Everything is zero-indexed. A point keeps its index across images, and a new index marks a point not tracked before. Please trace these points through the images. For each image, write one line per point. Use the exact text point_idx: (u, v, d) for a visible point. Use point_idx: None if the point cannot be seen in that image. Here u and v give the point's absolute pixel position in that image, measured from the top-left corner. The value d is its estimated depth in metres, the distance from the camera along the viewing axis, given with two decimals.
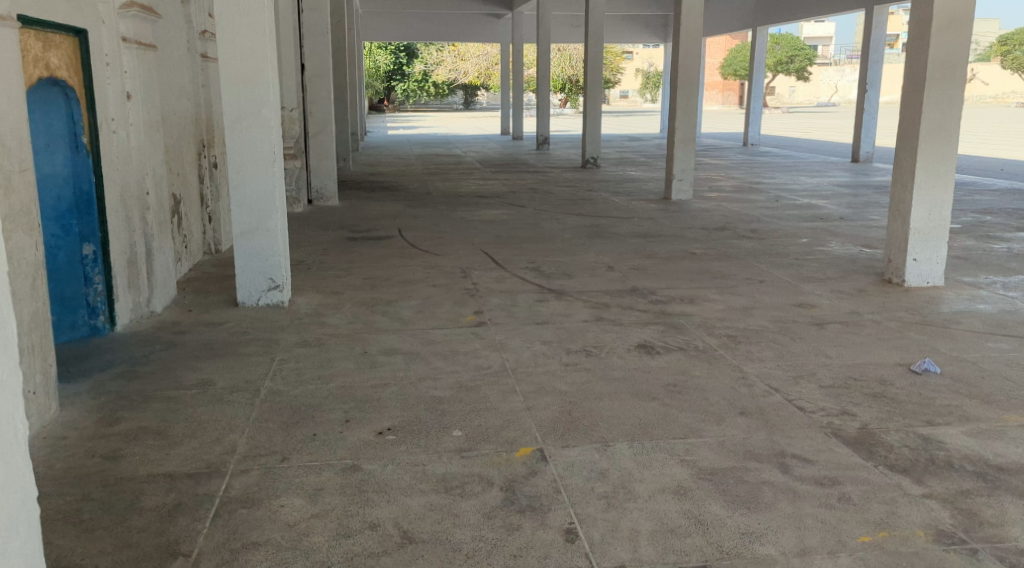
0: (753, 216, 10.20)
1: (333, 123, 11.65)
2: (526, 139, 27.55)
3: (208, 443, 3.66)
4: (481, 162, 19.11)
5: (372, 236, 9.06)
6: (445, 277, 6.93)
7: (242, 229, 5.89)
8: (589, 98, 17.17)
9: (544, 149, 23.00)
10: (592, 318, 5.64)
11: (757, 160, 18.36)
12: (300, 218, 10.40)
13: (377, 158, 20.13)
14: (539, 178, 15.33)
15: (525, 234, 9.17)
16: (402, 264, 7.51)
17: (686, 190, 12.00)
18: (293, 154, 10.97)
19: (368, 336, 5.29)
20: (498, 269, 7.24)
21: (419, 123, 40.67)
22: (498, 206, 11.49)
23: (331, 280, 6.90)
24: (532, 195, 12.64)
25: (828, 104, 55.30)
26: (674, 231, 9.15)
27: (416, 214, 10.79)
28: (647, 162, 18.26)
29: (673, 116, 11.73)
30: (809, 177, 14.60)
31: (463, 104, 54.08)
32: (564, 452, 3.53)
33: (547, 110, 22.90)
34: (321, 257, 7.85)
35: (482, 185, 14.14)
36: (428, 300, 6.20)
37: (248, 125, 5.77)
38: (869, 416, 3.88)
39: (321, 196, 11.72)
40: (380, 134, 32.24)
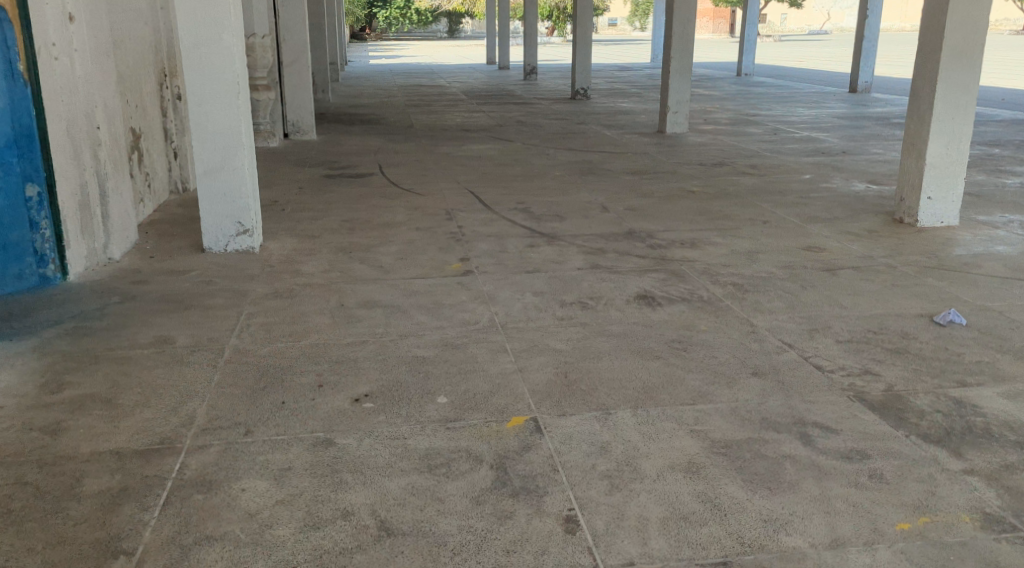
0: (752, 151, 9.77)
1: (309, 52, 11.04)
2: (513, 69, 26.78)
3: (163, 412, 3.30)
4: (467, 93, 18.48)
5: (351, 174, 8.60)
6: (429, 220, 6.51)
7: (206, 168, 5.42)
8: (578, 26, 16.50)
9: (531, 80, 22.31)
10: (587, 265, 5.26)
11: (752, 90, 17.81)
12: (276, 154, 9.90)
13: (359, 90, 19.45)
14: (527, 110, 14.78)
15: (513, 171, 8.73)
16: (383, 205, 7.08)
17: (681, 122, 11.51)
18: (267, 86, 10.40)
19: (345, 286, 4.90)
20: (486, 211, 6.82)
21: (402, 53, 39.57)
22: (484, 141, 11.00)
23: (307, 223, 6.48)
24: (520, 129, 12.14)
25: (821, 32, 54.20)
26: (670, 167, 8.73)
27: (398, 150, 10.30)
28: (639, 93, 17.69)
29: (668, 45, 11.16)
30: (807, 109, 14.12)
31: (448, 33, 52.67)
32: (560, 422, 3.18)
33: (534, 39, 22.14)
34: (296, 197, 7.40)
35: (468, 118, 13.59)
36: (411, 245, 5.80)
37: (208, 52, 5.25)
38: (894, 377, 3.54)
39: (298, 132, 11.15)
40: (363, 65, 31.29)
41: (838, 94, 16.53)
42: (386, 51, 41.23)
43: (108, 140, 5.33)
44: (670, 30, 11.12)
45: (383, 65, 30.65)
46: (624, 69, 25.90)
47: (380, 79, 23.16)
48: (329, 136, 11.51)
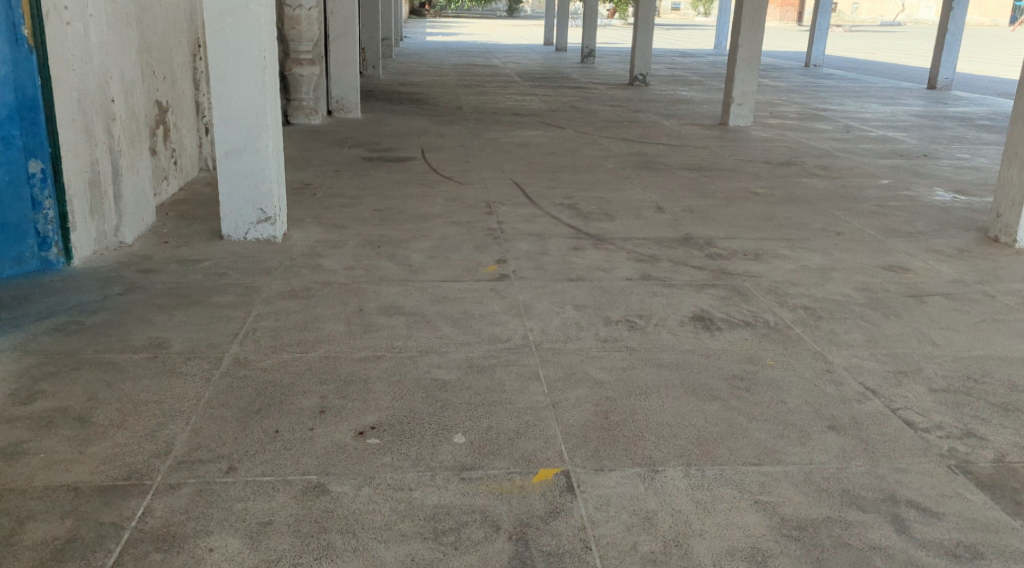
0: (822, 150, 9.08)
1: (356, 25, 10.57)
2: (571, 51, 26.09)
3: (138, 436, 2.80)
4: (521, 75, 17.90)
5: (392, 157, 8.14)
6: (469, 214, 6.02)
7: (227, 149, 4.97)
8: (640, 8, 15.78)
9: (589, 63, 21.62)
10: (638, 276, 4.72)
11: (822, 82, 16.96)
12: (317, 132, 9.48)
13: (411, 67, 18.98)
14: (582, 95, 14.16)
15: (564, 162, 8.18)
16: (421, 194, 6.60)
17: (746, 115, 10.79)
18: (311, 60, 9.97)
19: (368, 287, 4.43)
20: (530, 207, 6.31)
21: (458, 30, 39.06)
22: (535, 126, 10.47)
23: (338, 210, 6.02)
24: (574, 115, 11.55)
25: (893, 24, 52.25)
26: (734, 165, 8.09)
27: (444, 133, 9.81)
28: (700, 81, 16.95)
29: (737, 32, 10.47)
30: (881, 106, 13.31)
31: (507, 11, 51.97)
32: (598, 480, 2.67)
33: (595, 20, 21.41)
34: (330, 181, 6.96)
35: (520, 101, 13.06)
36: (445, 243, 5.32)
37: (234, 22, 4.79)
38: (1002, 444, 2.96)
39: (342, 109, 10.77)
40: (418, 40, 30.85)
41: (915, 90, 15.59)
42: (444, 28, 40.73)
43: (125, 113, 4.91)
44: (739, 16, 10.43)
45: (439, 42, 30.18)
46: (686, 55, 25.03)
47: (433, 56, 22.68)
48: (373, 115, 11.07)
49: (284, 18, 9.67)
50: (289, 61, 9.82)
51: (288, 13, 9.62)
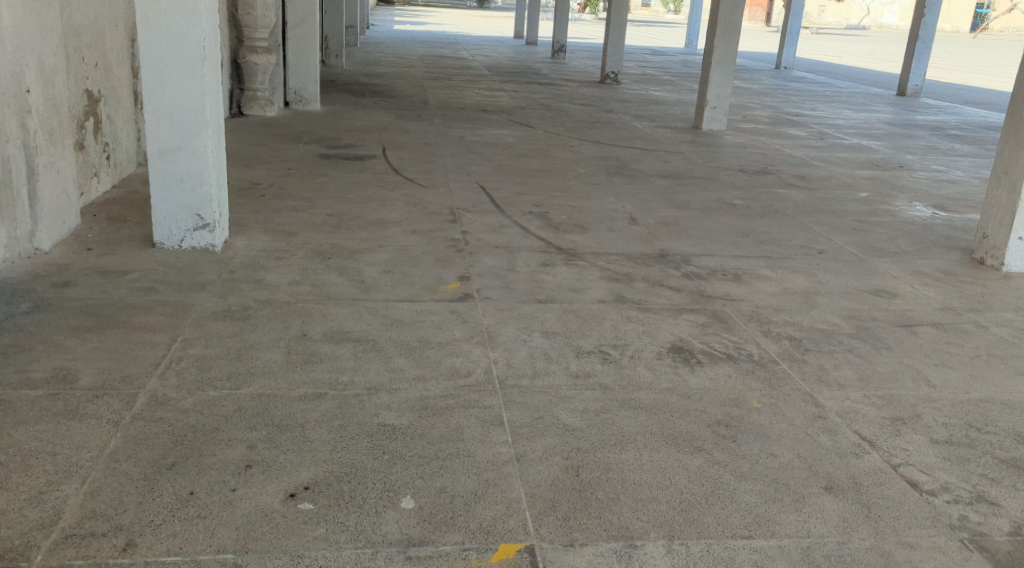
0: (797, 158, 8.81)
1: (317, 14, 10.08)
2: (541, 46, 25.71)
3: (23, 500, 2.38)
4: (489, 69, 17.47)
5: (350, 156, 7.70)
6: (429, 222, 5.62)
7: (161, 148, 4.52)
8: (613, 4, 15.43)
9: (558, 59, 21.26)
10: (611, 298, 4.37)
11: (793, 85, 16.78)
12: (272, 126, 9.00)
13: (376, 57, 18.46)
14: (552, 92, 13.79)
15: (532, 165, 7.80)
16: (379, 197, 6.19)
17: (720, 119, 10.52)
18: (267, 49, 9.47)
19: (315, 307, 4.02)
20: (495, 215, 5.93)
21: (427, 20, 38.43)
22: (502, 125, 10.08)
23: (287, 215, 5.59)
24: (543, 113, 11.18)
25: (860, 27, 52.62)
26: (708, 172, 7.79)
27: (407, 129, 9.38)
28: (671, 81, 16.68)
29: (713, 33, 10.19)
30: (854, 112, 13.13)
31: (477, 2, 51.41)
32: (566, 558, 2.30)
33: (565, 15, 21.04)
34: (282, 180, 6.51)
35: (488, 97, 12.65)
36: (402, 255, 4.91)
37: (169, 8, 4.34)
38: (1017, 511, 2.65)
39: (300, 100, 10.27)
40: (385, 30, 30.24)
41: (886, 96, 15.46)
42: (412, 17, 40.10)
43: (44, 106, 4.44)
44: (715, 16, 10.13)
45: (407, 31, 29.62)
46: (657, 52, 24.79)
47: (400, 46, 22.16)
48: (334, 108, 10.60)
49: (239, 3, 9.16)
50: (243, 49, 9.31)
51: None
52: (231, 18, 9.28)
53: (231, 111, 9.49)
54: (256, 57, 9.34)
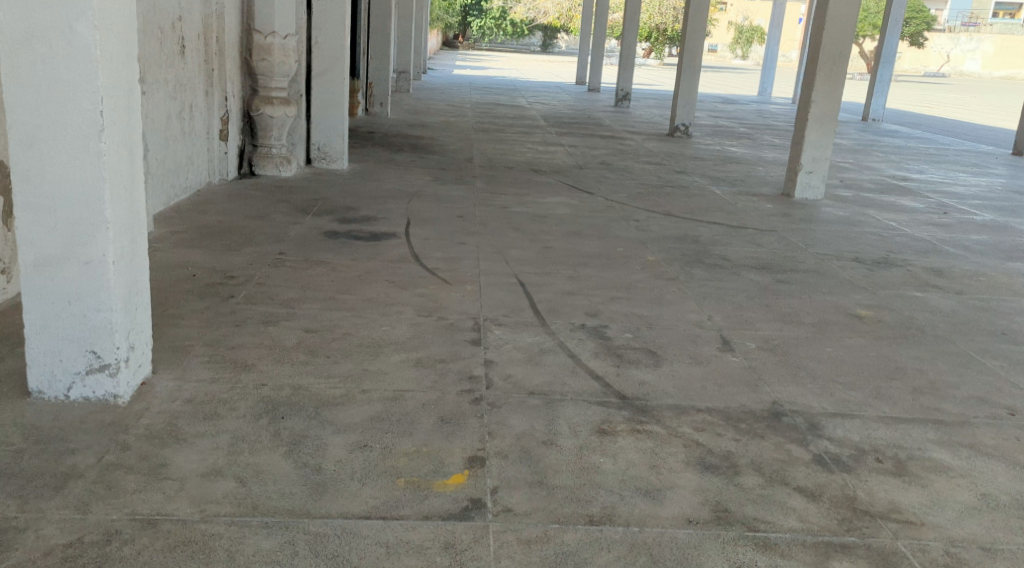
0: (923, 241, 7.05)
1: (346, 59, 8.75)
2: (604, 92, 24.29)
3: None
4: (547, 119, 16.04)
5: (365, 232, 6.25)
6: (443, 345, 4.06)
7: (40, 256, 3.05)
8: (686, 50, 13.89)
9: (622, 107, 19.79)
10: (708, 515, 2.74)
11: (888, 141, 14.99)
12: (283, 190, 7.64)
13: (427, 104, 17.21)
14: (615, 148, 12.24)
15: (589, 248, 6.24)
16: (383, 301, 4.67)
17: (816, 186, 8.79)
18: (285, 99, 8.17)
19: (225, 533, 2.48)
20: (535, 333, 4.35)
21: (488, 64, 37.46)
22: (557, 190, 8.57)
23: (250, 329, 4.10)
24: (605, 175, 9.62)
25: (940, 75, 50.20)
26: (816, 263, 6.10)
27: (443, 196, 7.92)
28: (748, 134, 15.04)
29: (811, 84, 8.52)
30: (969, 175, 11.31)
31: (542, 46, 50.53)
32: None
33: (632, 60, 19.57)
34: (266, 271, 5.06)
35: (543, 153, 11.19)
36: (393, 409, 3.34)
37: (51, 53, 2.90)
38: None
39: (325, 158, 8.93)
40: (444, 73, 29.23)
41: (999, 156, 13.57)
42: (473, 61, 39.22)
43: None
44: (814, 64, 8.47)
45: (466, 77, 28.57)
46: (729, 101, 23.12)
47: (454, 92, 20.96)
48: (364, 166, 9.23)
49: (253, 47, 7.88)
50: (257, 100, 8.02)
51: (257, 42, 7.83)
52: (244, 63, 8.00)
53: (242, 171, 8.18)
54: (271, 108, 8.04)
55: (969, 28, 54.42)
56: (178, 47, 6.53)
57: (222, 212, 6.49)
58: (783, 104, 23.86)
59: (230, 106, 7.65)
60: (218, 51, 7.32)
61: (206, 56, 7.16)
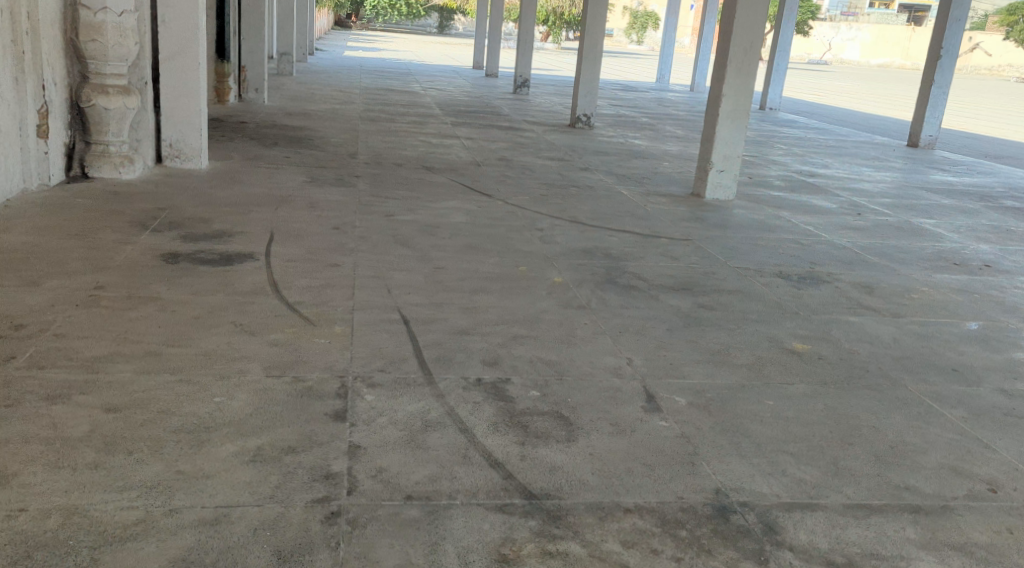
0: (845, 249, 6.49)
1: (200, 41, 7.61)
2: (502, 78, 23.45)
3: None
4: (441, 107, 15.07)
5: (214, 253, 5.22)
6: (296, 427, 3.14)
7: None
8: (586, 37, 13.20)
9: (520, 93, 19.00)
10: None
11: (790, 132, 14.70)
12: (122, 198, 6.49)
13: (312, 90, 16.01)
14: (513, 141, 11.43)
15: (484, 269, 5.38)
16: (224, 357, 3.70)
17: (728, 186, 8.19)
18: (123, 88, 7.06)
19: None
20: (417, 396, 3.46)
21: (382, 46, 36.15)
22: (450, 192, 7.68)
23: (29, 412, 3.10)
24: (502, 174, 8.79)
25: (826, 62, 51.54)
26: (739, 280, 5.41)
27: (316, 201, 6.91)
28: (650, 125, 14.49)
29: (721, 76, 7.91)
30: (875, 170, 10.99)
31: (438, 29, 49.39)
32: None
33: (530, 45, 18.77)
34: (73, 316, 4.03)
35: (434, 147, 10.28)
36: (211, 544, 2.41)
37: None
38: None
39: (178, 156, 7.76)
40: (336, 56, 27.84)
41: (899, 148, 13.40)
42: (366, 42, 37.78)
43: None
44: (724, 55, 7.86)
45: (357, 60, 27.26)
46: (629, 88, 22.67)
47: (343, 76, 19.73)
48: (228, 165, 8.10)
49: (79, 25, 6.74)
50: (87, 88, 6.88)
51: (83, 19, 6.70)
52: (71, 44, 6.84)
53: (72, 172, 6.97)
54: (105, 99, 6.91)
55: (852, 16, 56.09)
56: None
57: (35, 231, 5.35)
58: (681, 91, 23.59)
59: (49, 96, 6.54)
60: (30, 29, 6.21)
61: (12, 34, 6.05)
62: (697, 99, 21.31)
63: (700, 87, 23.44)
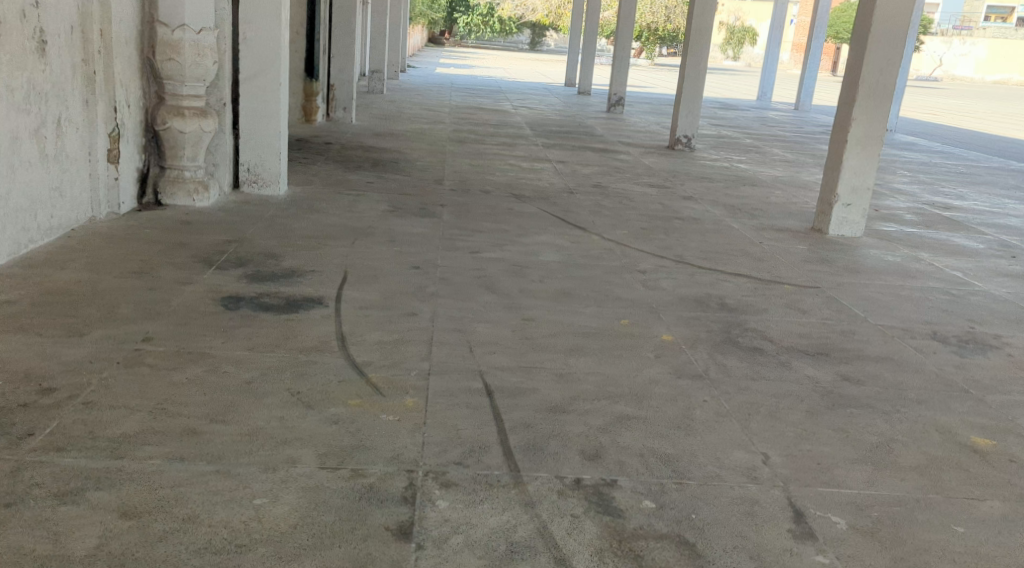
0: (1006, 303, 5.54)
1: (281, 60, 7.13)
2: (595, 96, 22.76)
3: None
4: (532, 126, 14.47)
5: (280, 297, 4.67)
6: (351, 549, 2.48)
7: None
8: (689, 54, 12.38)
9: (614, 112, 18.25)
10: None
11: (911, 156, 13.53)
12: (193, 228, 6.03)
13: (401, 108, 15.64)
14: (609, 164, 10.71)
15: (583, 321, 4.67)
16: (273, 440, 3.08)
17: (855, 221, 7.26)
18: (200, 109, 6.62)
19: None
20: (504, 506, 2.78)
21: (474, 63, 35.89)
22: (542, 225, 7.01)
23: (28, 514, 2.53)
24: (599, 203, 8.08)
25: (936, 79, 49.02)
26: (885, 344, 4.56)
27: (397, 235, 6.34)
28: (755, 147, 13.55)
29: (852, 98, 7.00)
30: (1016, 201, 9.84)
31: (530, 45, 49.02)
32: None
33: (626, 62, 18.02)
34: (109, 376, 3.48)
35: (525, 172, 9.65)
36: None
37: None
38: None
39: (256, 182, 7.29)
40: (427, 72, 27.63)
41: None
42: (459, 58, 37.67)
43: None
44: (856, 75, 6.96)
45: (448, 76, 27.02)
46: (728, 107, 21.65)
47: (433, 94, 19.39)
48: (308, 191, 7.63)
49: (156, 43, 6.32)
50: (162, 110, 6.46)
51: (160, 36, 6.28)
52: (147, 63, 6.42)
53: (145, 199, 6.54)
54: (181, 121, 6.47)
55: (966, 30, 53.28)
56: (34, 43, 5.03)
57: (92, 266, 4.90)
58: (784, 110, 22.43)
59: (123, 119, 6.12)
60: (103, 47, 5.79)
61: (83, 53, 5.63)
62: (802, 119, 20.15)
63: (804, 106, 22.23)
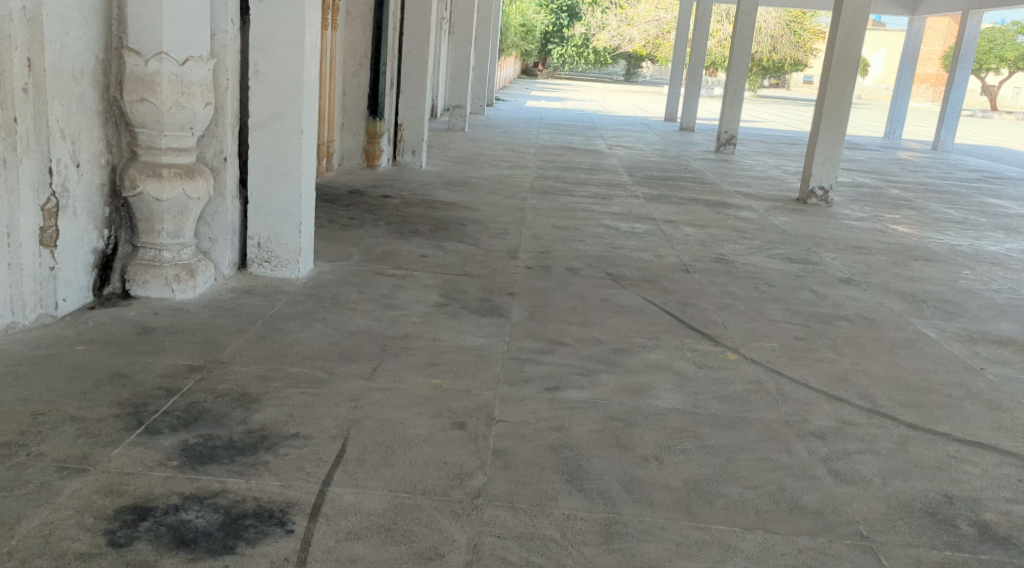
0: None
1: (304, 99, 5.26)
2: (699, 132, 20.59)
3: None
4: (632, 171, 12.46)
5: (220, 507, 2.75)
6: None
7: None
8: (831, 90, 10.16)
9: (723, 153, 16.07)
10: None
11: None
12: (153, 337, 4.20)
13: (482, 148, 13.86)
14: (730, 226, 8.60)
15: None
16: None
17: None
18: (187, 167, 4.81)
19: None
20: None
21: (566, 95, 34.06)
22: (653, 335, 4.95)
23: None
24: (728, 294, 5.99)
25: None
26: None
27: (444, 352, 4.37)
28: (905, 202, 11.20)
29: None
30: None
31: (626, 76, 46.95)
32: None
33: (740, 97, 15.84)
34: None
35: (627, 238, 7.62)
36: None
37: None
38: None
39: (269, 261, 5.44)
40: (516, 105, 25.86)
41: None
42: (552, 90, 36.08)
43: None
44: None
45: (538, 110, 25.32)
46: (853, 146, 19.20)
47: (520, 130, 17.59)
48: (339, 271, 5.75)
49: (124, 77, 4.55)
50: (132, 169, 4.66)
51: (130, 68, 4.51)
52: (114, 103, 4.64)
53: (107, 289, 4.76)
54: (157, 184, 4.67)
55: None
56: None
57: None
58: (918, 150, 19.81)
59: (67, 183, 4.35)
60: (31, 85, 4.05)
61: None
62: (943, 161, 17.56)
63: (942, 146, 19.59)
